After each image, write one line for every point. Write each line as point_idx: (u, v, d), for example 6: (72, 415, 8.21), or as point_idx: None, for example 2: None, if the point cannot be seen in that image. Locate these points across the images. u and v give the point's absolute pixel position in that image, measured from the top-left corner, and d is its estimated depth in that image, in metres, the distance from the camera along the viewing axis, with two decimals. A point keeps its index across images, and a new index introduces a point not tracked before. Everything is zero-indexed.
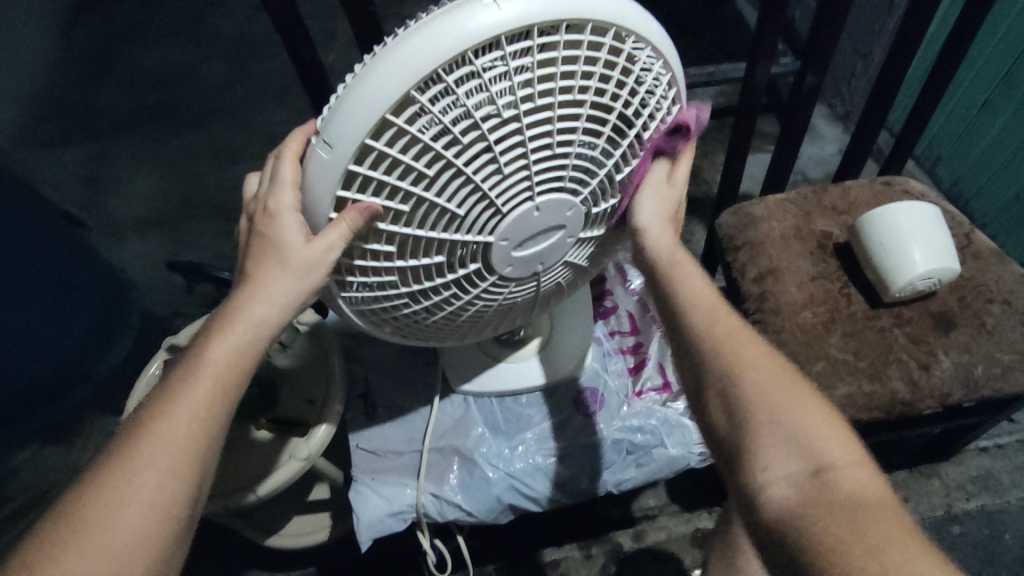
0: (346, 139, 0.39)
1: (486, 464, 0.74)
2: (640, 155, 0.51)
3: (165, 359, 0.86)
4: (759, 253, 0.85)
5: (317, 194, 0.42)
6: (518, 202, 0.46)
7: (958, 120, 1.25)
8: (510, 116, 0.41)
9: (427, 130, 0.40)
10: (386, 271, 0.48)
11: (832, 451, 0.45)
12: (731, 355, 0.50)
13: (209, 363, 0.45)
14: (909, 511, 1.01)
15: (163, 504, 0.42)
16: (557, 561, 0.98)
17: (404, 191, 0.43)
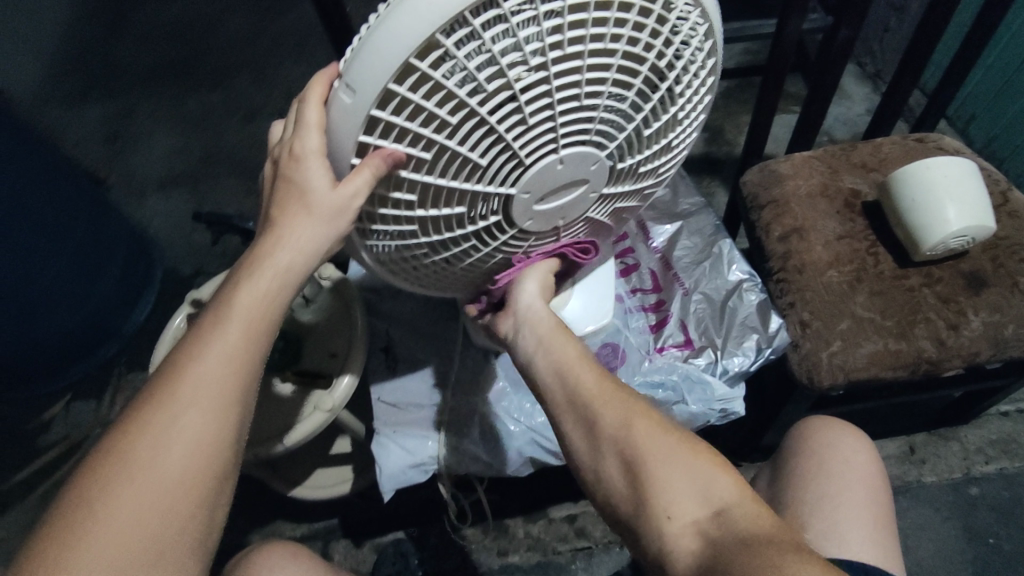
0: (368, 84, 0.37)
1: (507, 417, 0.75)
2: (671, 111, 0.49)
3: (189, 313, 0.87)
4: (785, 211, 0.84)
5: (339, 137, 0.41)
6: (541, 154, 0.45)
7: (995, 78, 1.21)
8: (538, 63, 0.39)
9: (451, 77, 0.38)
10: (407, 220, 0.48)
11: (720, 487, 0.45)
12: (611, 411, 0.50)
13: (239, 308, 0.45)
14: (927, 473, 1.01)
15: (207, 444, 0.43)
16: (574, 516, 1.00)
17: (426, 139, 0.41)
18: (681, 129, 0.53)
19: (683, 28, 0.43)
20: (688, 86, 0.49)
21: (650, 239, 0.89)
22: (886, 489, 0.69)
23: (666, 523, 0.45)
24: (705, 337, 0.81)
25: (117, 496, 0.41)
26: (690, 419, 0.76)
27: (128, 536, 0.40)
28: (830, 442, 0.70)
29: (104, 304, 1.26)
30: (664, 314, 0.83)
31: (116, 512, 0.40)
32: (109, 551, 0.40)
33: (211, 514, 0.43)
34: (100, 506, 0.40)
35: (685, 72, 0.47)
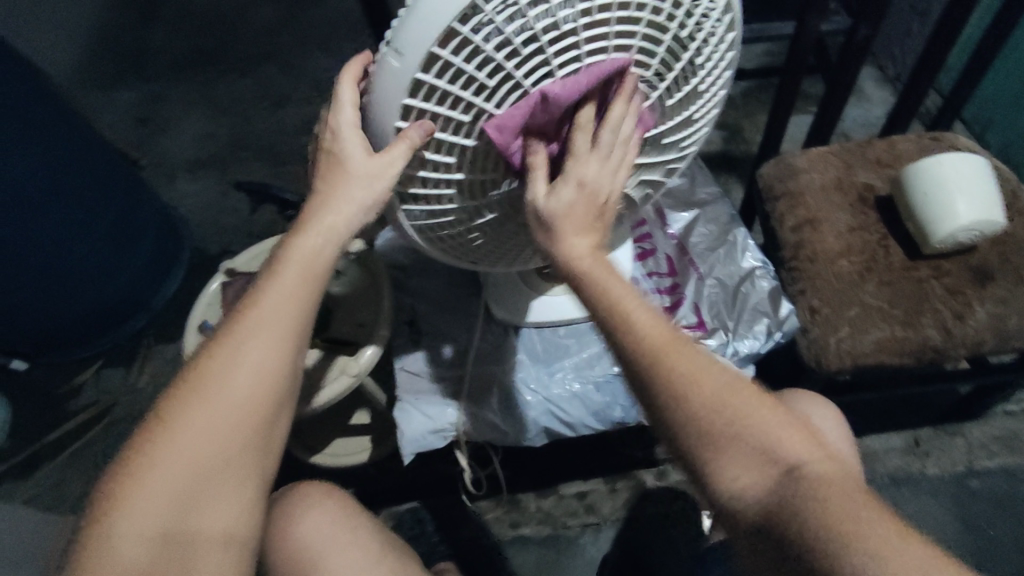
0: (413, 49, 0.40)
1: (525, 388, 0.79)
2: (690, 81, 0.52)
3: (224, 281, 0.91)
4: (799, 203, 0.86)
5: (384, 102, 0.44)
6: (571, 117, 0.48)
7: (1012, 83, 1.22)
8: (569, 29, 0.42)
9: (489, 40, 0.41)
10: (445, 183, 0.51)
11: (794, 450, 0.46)
12: (690, 379, 0.47)
13: (294, 259, 0.49)
14: (931, 465, 1.03)
15: (270, 371, 0.48)
16: (584, 493, 1.04)
17: (466, 102, 0.44)
18: (702, 102, 0.56)
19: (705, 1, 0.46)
20: (709, 58, 0.52)
21: (667, 226, 0.91)
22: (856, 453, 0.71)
23: (738, 492, 0.46)
24: (718, 319, 0.83)
25: (186, 415, 0.47)
26: None
27: (195, 450, 0.46)
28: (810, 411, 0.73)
29: (135, 277, 1.30)
30: (678, 296, 0.86)
31: (185, 428, 0.46)
32: (180, 461, 0.46)
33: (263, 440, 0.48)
34: (173, 422, 0.47)
35: (705, 44, 0.50)
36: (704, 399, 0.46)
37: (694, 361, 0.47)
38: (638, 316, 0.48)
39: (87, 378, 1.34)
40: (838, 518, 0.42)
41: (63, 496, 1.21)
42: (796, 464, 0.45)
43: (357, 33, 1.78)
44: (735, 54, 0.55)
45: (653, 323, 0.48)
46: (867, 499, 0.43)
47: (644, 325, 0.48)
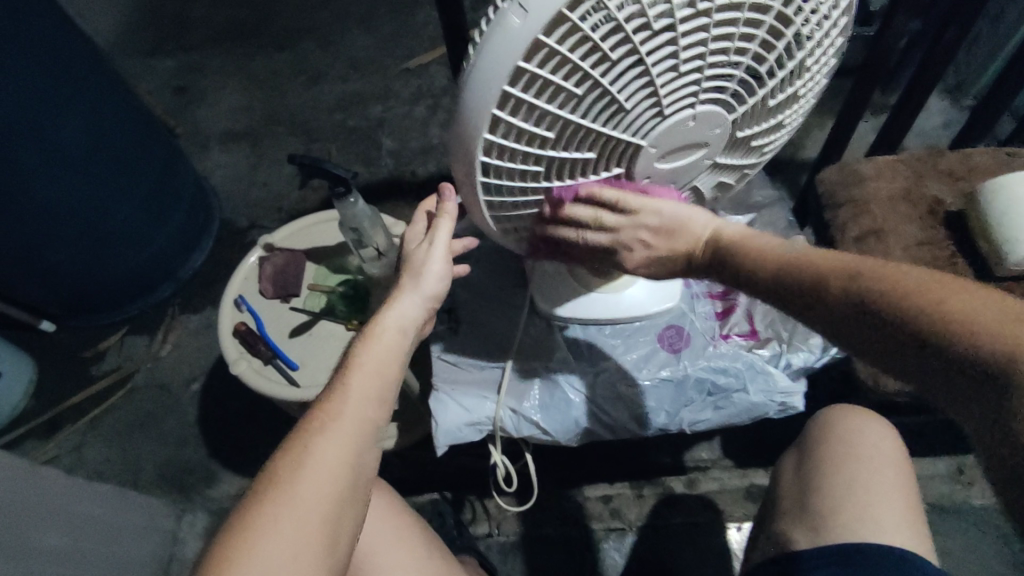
0: (544, 6, 0.36)
1: (567, 387, 0.76)
2: (797, 83, 0.49)
3: (263, 254, 0.89)
4: (864, 212, 0.82)
5: (495, 64, 0.38)
6: (681, 106, 0.45)
7: None
8: (704, 8, 0.39)
9: (622, 9, 0.37)
10: (534, 160, 0.46)
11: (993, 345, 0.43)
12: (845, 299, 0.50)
13: (368, 359, 0.55)
14: (976, 495, 0.99)
15: (368, 424, 0.52)
16: (609, 497, 1.00)
17: (581, 74, 0.40)
18: (796, 108, 0.53)
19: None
20: (817, 61, 0.49)
21: None
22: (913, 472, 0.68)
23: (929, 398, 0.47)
24: (772, 329, 0.78)
25: (273, 505, 0.47)
26: (748, 409, 0.75)
27: (284, 546, 0.46)
28: (866, 430, 0.70)
29: (167, 245, 1.29)
30: (732, 302, 0.80)
31: (273, 528, 0.46)
32: (267, 554, 0.45)
33: (339, 533, 0.49)
34: (261, 521, 0.47)
35: (818, 46, 0.47)
36: (863, 313, 0.49)
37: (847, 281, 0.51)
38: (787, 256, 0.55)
39: (113, 342, 1.33)
40: None
41: (84, 461, 1.20)
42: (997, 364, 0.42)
43: (399, 12, 1.74)
44: (834, 61, 0.52)
45: (797, 265, 0.54)
46: None
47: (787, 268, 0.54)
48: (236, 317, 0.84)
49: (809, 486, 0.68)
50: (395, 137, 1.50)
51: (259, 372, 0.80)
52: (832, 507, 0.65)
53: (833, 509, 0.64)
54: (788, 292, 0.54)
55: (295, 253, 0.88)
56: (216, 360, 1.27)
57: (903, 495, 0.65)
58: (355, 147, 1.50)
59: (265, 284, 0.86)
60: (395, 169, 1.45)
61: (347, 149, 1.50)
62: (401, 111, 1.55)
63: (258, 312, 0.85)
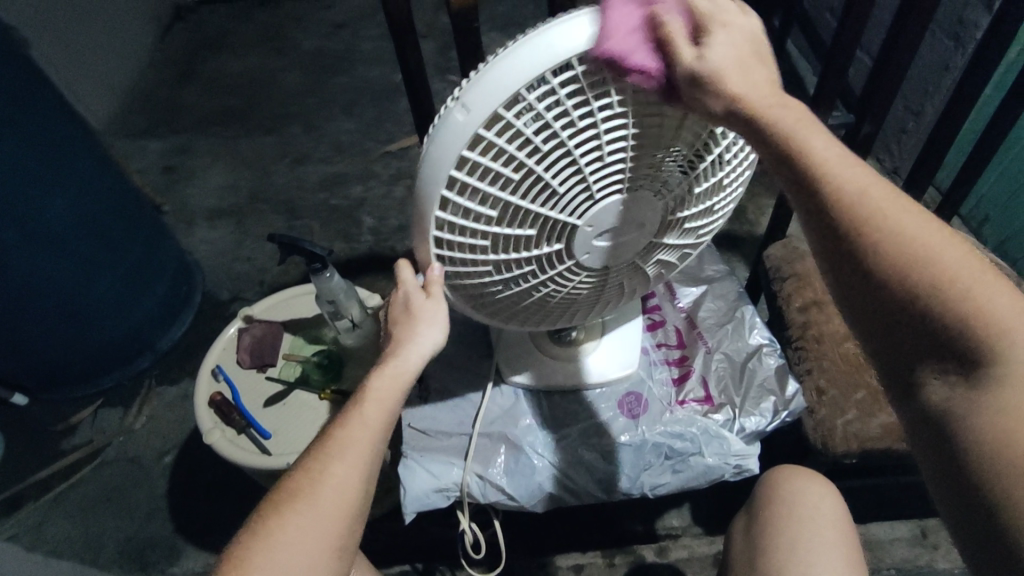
0: (481, 107, 0.47)
1: (531, 451, 0.79)
2: (717, 173, 0.60)
3: (241, 326, 0.93)
4: (806, 284, 0.91)
5: (444, 145, 0.48)
6: (609, 189, 0.54)
7: (1007, 181, 1.26)
8: (619, 110, 0.49)
9: (549, 109, 0.47)
10: (481, 234, 0.54)
11: (997, 341, 0.44)
12: (886, 251, 0.45)
13: (377, 390, 0.58)
14: (940, 559, 0.99)
15: (367, 459, 0.57)
16: (580, 566, 1.01)
17: (517, 161, 0.49)
18: (722, 194, 0.64)
19: None
20: (733, 154, 0.60)
21: (676, 299, 0.92)
22: (853, 522, 0.72)
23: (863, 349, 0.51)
24: (725, 394, 0.82)
25: (285, 522, 0.54)
26: (705, 472, 0.78)
27: (290, 557, 0.53)
28: (807, 489, 0.73)
29: (146, 318, 1.31)
30: (687, 368, 0.85)
31: (289, 532, 0.54)
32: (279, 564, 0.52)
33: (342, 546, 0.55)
34: (271, 538, 0.53)
35: (730, 143, 0.58)
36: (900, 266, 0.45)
37: (887, 228, 0.46)
38: (836, 167, 0.47)
39: (86, 415, 1.32)
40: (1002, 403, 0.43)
41: (44, 539, 1.17)
42: (988, 359, 0.44)
43: (380, 100, 1.87)
44: (751, 162, 0.64)
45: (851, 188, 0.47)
46: None
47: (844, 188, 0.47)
48: (213, 387, 0.87)
49: (754, 553, 0.71)
50: (376, 215, 1.58)
51: (232, 441, 0.82)
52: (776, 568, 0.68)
53: (777, 569, 0.68)
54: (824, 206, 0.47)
55: (272, 325, 0.92)
56: (189, 432, 1.27)
57: (842, 546, 0.68)
58: (335, 224, 1.57)
59: (243, 355, 0.89)
60: (373, 245, 1.52)
61: (329, 227, 1.57)
62: (380, 191, 1.63)
63: (234, 383, 0.88)
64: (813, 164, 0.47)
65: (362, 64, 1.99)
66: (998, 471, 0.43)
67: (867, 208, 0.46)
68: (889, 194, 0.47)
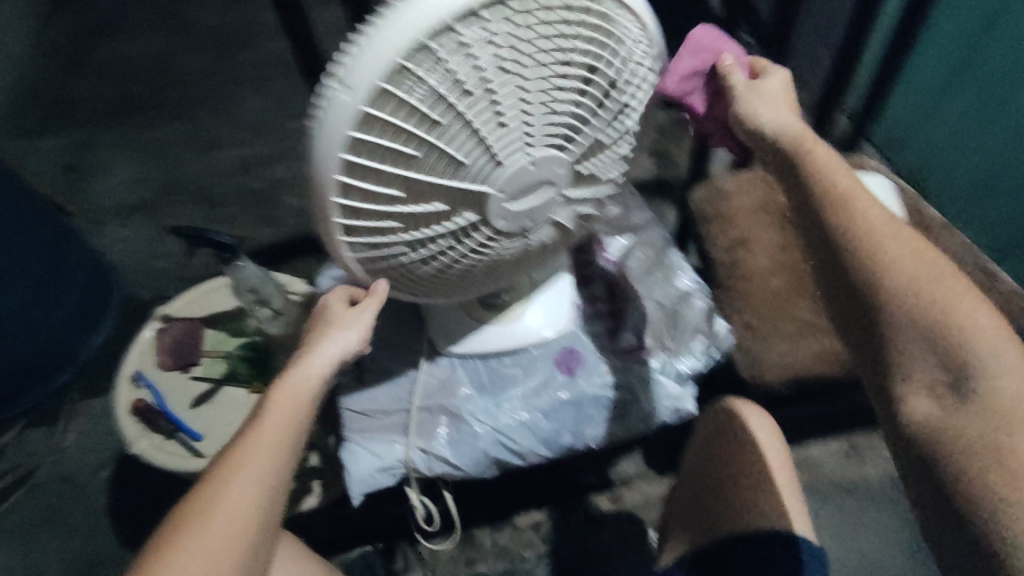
0: (363, 84, 0.45)
1: (472, 419, 0.78)
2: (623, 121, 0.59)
3: (160, 327, 0.86)
4: (729, 224, 0.91)
5: (330, 130, 0.47)
6: (516, 154, 0.53)
7: (912, 105, 1.31)
8: (513, 71, 0.48)
9: (438, 79, 0.46)
10: (388, 215, 0.54)
11: (980, 363, 0.52)
12: (896, 276, 0.54)
13: (281, 403, 0.58)
14: (870, 468, 1.06)
15: (282, 445, 0.57)
16: (538, 523, 1.03)
17: (415, 137, 0.48)
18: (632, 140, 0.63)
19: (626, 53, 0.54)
20: (638, 100, 0.59)
21: (605, 250, 0.90)
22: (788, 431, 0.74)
23: (862, 362, 0.60)
24: (657, 340, 0.84)
25: (200, 516, 0.53)
26: (644, 417, 0.80)
27: (206, 550, 0.51)
28: (745, 421, 0.67)
29: (62, 330, 1.23)
30: (620, 319, 0.85)
31: (187, 554, 0.51)
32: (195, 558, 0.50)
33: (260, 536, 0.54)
34: (184, 536, 0.52)
35: (633, 89, 0.58)
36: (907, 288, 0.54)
37: (898, 257, 0.55)
38: (857, 202, 0.57)
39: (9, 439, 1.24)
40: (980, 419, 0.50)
41: None
42: (972, 377, 0.52)
43: (292, 74, 1.77)
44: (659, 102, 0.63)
45: (868, 222, 0.56)
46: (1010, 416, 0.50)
47: (866, 219, 0.56)
48: (133, 394, 0.82)
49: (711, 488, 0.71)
50: (299, 195, 1.52)
51: (160, 447, 0.79)
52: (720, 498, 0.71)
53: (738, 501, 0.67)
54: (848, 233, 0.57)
55: (191, 322, 0.87)
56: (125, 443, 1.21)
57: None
58: (258, 209, 1.50)
59: (163, 357, 0.84)
60: (299, 227, 1.46)
61: (251, 213, 1.49)
62: (301, 170, 1.56)
63: (157, 387, 0.82)
64: (837, 191, 0.58)
65: (267, 37, 1.87)
66: (976, 473, 0.49)
67: (883, 246, 0.56)
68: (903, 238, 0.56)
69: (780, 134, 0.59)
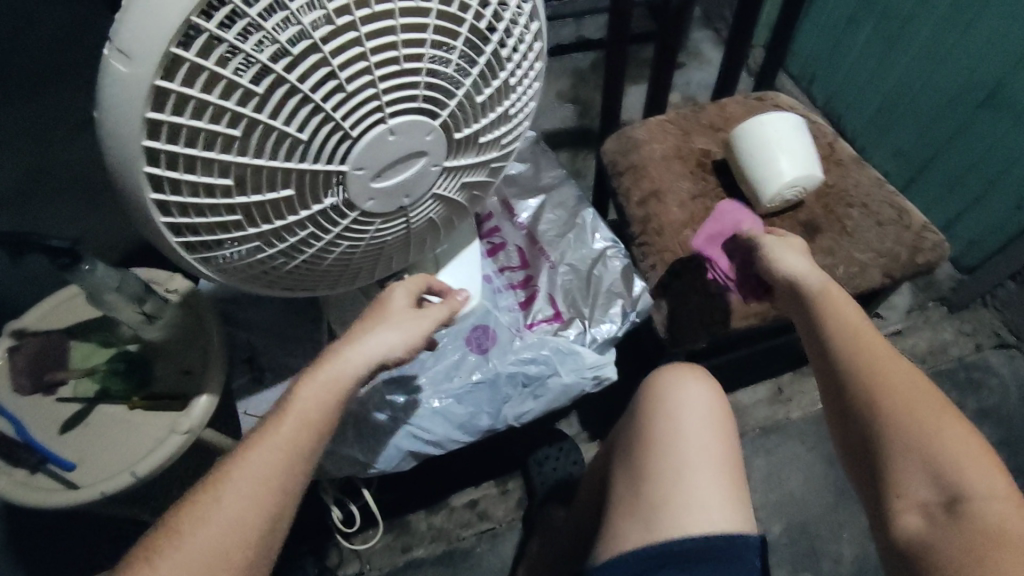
0: (143, 51, 0.36)
1: (380, 413, 0.72)
2: (500, 76, 0.52)
3: (11, 347, 0.75)
4: (642, 176, 0.86)
5: (117, 112, 0.38)
6: (369, 124, 0.45)
7: (827, 35, 1.28)
8: (346, 23, 0.40)
9: (248, 40, 0.38)
10: (227, 209, 0.45)
11: (971, 486, 0.51)
12: (887, 399, 0.56)
13: (303, 403, 0.50)
14: (795, 409, 1.07)
15: (292, 449, 0.49)
16: (475, 501, 1.00)
17: (232, 114, 0.40)
18: (516, 96, 0.56)
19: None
20: (515, 50, 0.52)
21: (515, 215, 0.85)
22: (735, 430, 0.69)
23: (859, 488, 0.60)
24: (573, 307, 0.80)
25: (193, 521, 0.46)
26: (565, 391, 0.75)
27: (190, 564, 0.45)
28: (678, 394, 0.70)
29: None
30: (533, 289, 0.80)
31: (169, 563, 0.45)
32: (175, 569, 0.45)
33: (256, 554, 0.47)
34: (173, 541, 0.46)
35: (506, 36, 0.50)
36: (895, 408, 0.55)
37: (889, 378, 0.57)
38: (857, 327, 0.60)
39: None
40: (966, 544, 0.49)
41: None
42: (961, 496, 0.51)
43: None
44: (543, 52, 0.56)
45: (859, 344, 0.59)
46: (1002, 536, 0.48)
47: (859, 341, 0.59)
48: None
49: (632, 470, 0.68)
50: None
51: (25, 484, 0.69)
52: (629, 485, 0.67)
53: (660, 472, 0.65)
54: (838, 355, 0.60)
55: (51, 337, 0.77)
56: None
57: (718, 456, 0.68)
58: None
59: (20, 380, 0.74)
60: None
61: None
62: None
63: (14, 415, 0.72)
64: (831, 315, 0.61)
65: None
66: None
67: (875, 368, 0.58)
68: (900, 362, 0.58)
69: (805, 283, 0.64)
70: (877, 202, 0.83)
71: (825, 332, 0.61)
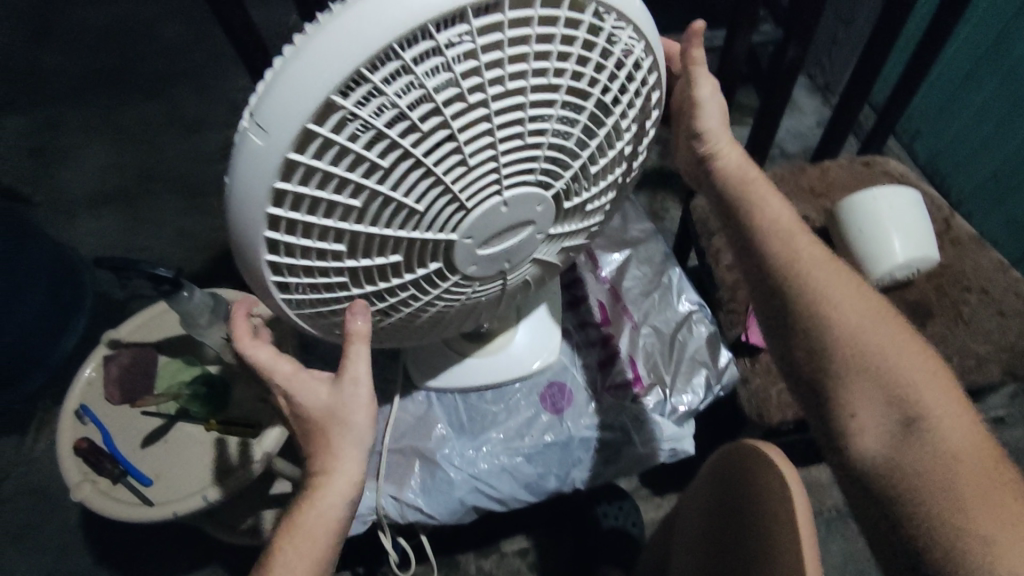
0: (281, 128, 0.36)
1: (447, 464, 0.70)
2: (618, 145, 0.50)
3: (104, 356, 0.79)
4: None
5: (249, 186, 0.38)
6: (484, 197, 0.44)
7: (938, 94, 1.21)
8: (478, 100, 0.38)
9: (381, 115, 0.36)
10: (336, 272, 0.45)
11: (926, 408, 0.51)
12: (850, 334, 0.54)
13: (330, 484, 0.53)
14: None
15: (330, 520, 0.53)
16: (526, 550, 0.97)
17: (355, 186, 0.39)
18: (628, 163, 0.53)
19: (621, 69, 0.44)
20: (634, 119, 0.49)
21: (598, 269, 0.83)
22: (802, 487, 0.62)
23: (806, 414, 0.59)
24: (654, 373, 0.76)
25: None
26: (638, 460, 0.73)
27: None
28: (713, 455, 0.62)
29: None
30: (613, 350, 0.77)
31: None
32: None
33: None
34: None
35: (630, 106, 0.48)
36: (849, 340, 0.54)
37: (846, 315, 0.55)
38: (795, 246, 0.57)
39: None
40: (933, 471, 0.49)
41: None
42: (923, 416, 0.51)
43: None
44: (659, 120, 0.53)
45: (804, 271, 0.56)
46: (978, 460, 0.49)
47: (805, 267, 0.56)
48: (78, 432, 0.74)
49: None
50: None
51: (107, 493, 0.71)
52: None
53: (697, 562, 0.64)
54: (788, 286, 0.56)
55: (143, 349, 0.80)
56: None
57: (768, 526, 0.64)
58: None
59: (109, 389, 0.76)
60: None
61: None
62: None
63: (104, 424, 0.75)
64: (769, 226, 0.58)
65: None
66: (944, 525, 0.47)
67: (827, 303, 0.55)
68: (849, 282, 0.57)
69: (724, 176, 0.58)
70: (998, 289, 0.77)
71: (765, 252, 0.57)
